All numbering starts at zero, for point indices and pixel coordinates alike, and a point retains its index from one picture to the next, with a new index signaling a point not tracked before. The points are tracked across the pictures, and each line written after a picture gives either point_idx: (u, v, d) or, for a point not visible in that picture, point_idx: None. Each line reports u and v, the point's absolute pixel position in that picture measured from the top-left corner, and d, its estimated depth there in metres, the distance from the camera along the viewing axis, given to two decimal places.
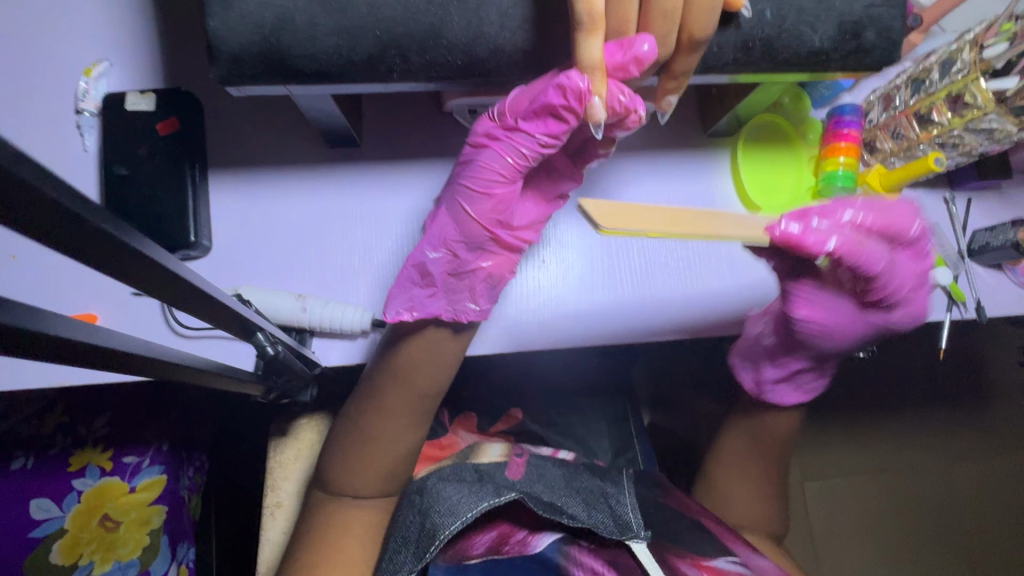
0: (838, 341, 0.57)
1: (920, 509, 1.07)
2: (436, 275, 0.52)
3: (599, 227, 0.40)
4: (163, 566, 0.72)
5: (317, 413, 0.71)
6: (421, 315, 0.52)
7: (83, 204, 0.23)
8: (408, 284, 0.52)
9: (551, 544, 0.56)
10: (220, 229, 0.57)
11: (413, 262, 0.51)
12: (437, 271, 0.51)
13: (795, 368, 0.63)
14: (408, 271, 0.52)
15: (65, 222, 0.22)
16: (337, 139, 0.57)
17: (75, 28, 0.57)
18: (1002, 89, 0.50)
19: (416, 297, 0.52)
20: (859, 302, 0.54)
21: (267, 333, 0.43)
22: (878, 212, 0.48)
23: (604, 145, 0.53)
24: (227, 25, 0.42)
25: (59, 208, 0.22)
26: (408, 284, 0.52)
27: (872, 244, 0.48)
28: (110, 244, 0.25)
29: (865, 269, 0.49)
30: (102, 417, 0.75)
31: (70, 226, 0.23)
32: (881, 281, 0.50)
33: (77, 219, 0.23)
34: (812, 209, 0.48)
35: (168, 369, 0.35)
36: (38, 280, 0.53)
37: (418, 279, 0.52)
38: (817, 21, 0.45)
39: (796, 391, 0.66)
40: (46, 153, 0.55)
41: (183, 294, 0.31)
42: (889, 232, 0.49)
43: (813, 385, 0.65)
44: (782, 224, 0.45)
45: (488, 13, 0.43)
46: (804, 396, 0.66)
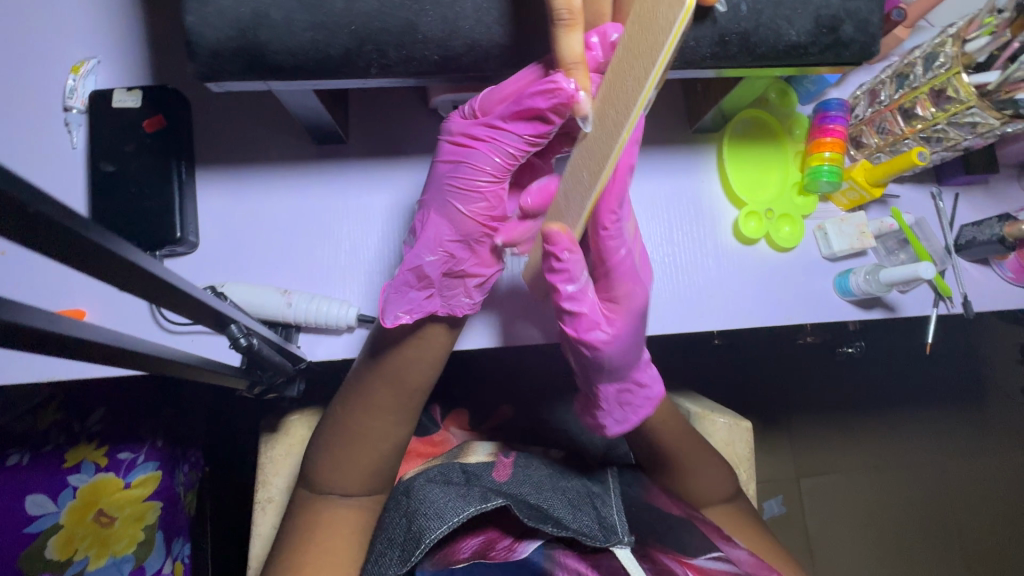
0: (603, 350, 0.51)
1: (913, 505, 1.07)
2: (433, 277, 0.50)
3: (599, 185, 0.41)
4: (157, 562, 0.73)
5: (308, 409, 0.71)
6: (420, 317, 0.51)
7: (34, 190, 0.23)
8: (404, 287, 0.50)
9: (536, 549, 0.54)
10: (207, 225, 0.57)
11: (410, 266, 0.49)
12: (435, 273, 0.50)
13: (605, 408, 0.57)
14: (404, 274, 0.50)
15: (25, 218, 0.23)
16: (324, 136, 0.57)
17: (64, 27, 0.57)
18: (984, 82, 0.50)
19: (414, 300, 0.50)
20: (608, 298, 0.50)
21: (240, 325, 0.43)
22: (609, 195, 0.45)
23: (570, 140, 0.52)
24: (204, 21, 0.42)
25: (14, 201, 0.22)
26: (404, 288, 0.50)
27: (610, 195, 0.45)
28: (71, 234, 0.25)
29: (602, 237, 0.47)
30: (96, 414, 0.75)
31: (25, 213, 0.23)
32: (610, 251, 0.47)
33: (25, 206, 0.22)
34: (595, 225, 0.46)
35: (154, 363, 0.35)
36: (25, 275, 0.53)
37: (415, 282, 0.50)
38: (793, 15, 0.45)
39: (616, 420, 0.57)
40: (36, 150, 0.56)
41: (155, 287, 0.32)
42: (609, 199, 0.45)
43: (625, 416, 0.57)
44: (568, 83, 0.42)
45: (464, 9, 0.44)
46: (624, 425, 0.57)
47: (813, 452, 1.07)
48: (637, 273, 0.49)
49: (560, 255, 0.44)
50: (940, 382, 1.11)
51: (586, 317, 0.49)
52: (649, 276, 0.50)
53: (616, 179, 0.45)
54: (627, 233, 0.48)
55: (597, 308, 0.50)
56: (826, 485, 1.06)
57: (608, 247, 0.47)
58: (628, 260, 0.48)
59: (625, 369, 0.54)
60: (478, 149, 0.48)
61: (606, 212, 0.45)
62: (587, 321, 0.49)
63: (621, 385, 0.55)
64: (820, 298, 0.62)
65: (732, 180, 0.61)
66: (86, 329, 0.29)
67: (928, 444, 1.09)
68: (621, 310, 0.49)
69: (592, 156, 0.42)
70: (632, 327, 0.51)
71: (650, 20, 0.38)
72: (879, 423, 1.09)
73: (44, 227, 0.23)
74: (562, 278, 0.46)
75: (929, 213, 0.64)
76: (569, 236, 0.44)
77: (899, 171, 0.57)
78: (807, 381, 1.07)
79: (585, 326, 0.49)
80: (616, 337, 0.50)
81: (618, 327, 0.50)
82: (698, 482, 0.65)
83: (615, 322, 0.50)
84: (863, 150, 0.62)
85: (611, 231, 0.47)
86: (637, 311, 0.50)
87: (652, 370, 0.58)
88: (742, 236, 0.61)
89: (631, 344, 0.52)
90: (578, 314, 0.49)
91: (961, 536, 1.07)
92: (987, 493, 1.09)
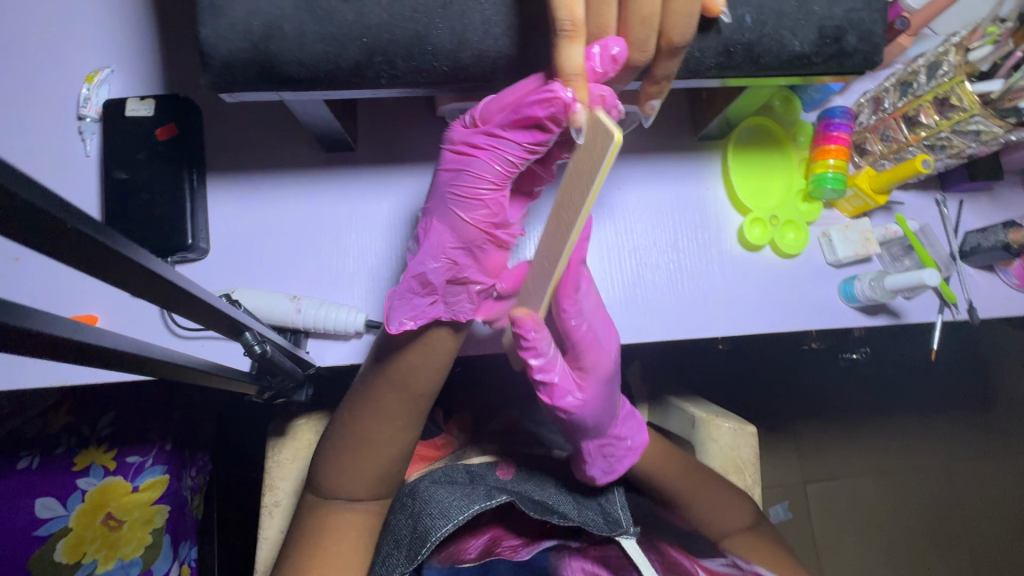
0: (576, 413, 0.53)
1: (919, 511, 1.07)
2: (436, 284, 0.50)
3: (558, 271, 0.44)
4: (165, 564, 0.74)
5: (315, 413, 0.72)
6: (424, 324, 0.51)
7: (52, 200, 0.23)
8: (408, 294, 0.51)
9: (541, 552, 0.55)
10: (218, 231, 0.58)
11: (413, 273, 0.50)
12: (438, 280, 0.50)
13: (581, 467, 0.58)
14: (408, 282, 0.50)
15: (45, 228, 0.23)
16: (333, 143, 0.58)
17: (78, 36, 0.58)
18: (988, 91, 0.50)
19: (418, 307, 0.51)
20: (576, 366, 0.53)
21: (255, 332, 0.44)
22: (568, 275, 0.50)
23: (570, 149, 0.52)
24: (217, 32, 0.43)
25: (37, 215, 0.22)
26: (408, 295, 0.51)
27: (569, 273, 0.50)
28: (87, 243, 0.25)
29: (567, 310, 0.51)
30: (106, 417, 0.76)
31: (45, 223, 0.23)
32: (575, 323, 0.51)
33: (44, 216, 0.23)
34: (559, 300, 0.50)
35: (168, 368, 0.36)
36: (39, 280, 0.54)
37: (419, 288, 0.51)
38: (797, 26, 0.46)
39: (604, 471, 0.59)
40: (50, 157, 0.57)
41: (168, 294, 0.32)
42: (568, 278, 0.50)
43: (604, 471, 0.59)
44: (563, 92, 0.42)
45: (471, 20, 0.44)
46: (605, 478, 0.59)
47: (818, 457, 1.07)
48: (601, 340, 0.53)
49: (527, 334, 0.47)
50: (946, 387, 1.10)
51: (558, 385, 0.51)
52: (611, 343, 0.53)
53: (572, 264, 0.50)
54: (585, 309, 0.52)
55: (566, 376, 0.52)
56: (831, 490, 1.06)
57: (569, 326, 0.51)
58: (591, 330, 0.52)
59: (601, 428, 0.56)
60: (477, 158, 0.48)
61: (566, 288, 0.50)
62: (561, 387, 0.51)
63: (598, 442, 0.57)
64: (825, 303, 0.62)
65: (735, 187, 0.61)
66: (100, 336, 0.30)
67: (934, 449, 1.09)
68: (589, 375, 0.53)
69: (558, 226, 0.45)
70: (602, 390, 0.53)
71: (593, 141, 0.39)
72: (884, 429, 1.09)
73: (63, 237, 0.24)
74: (529, 352, 0.48)
75: (933, 220, 0.64)
76: (533, 318, 0.46)
77: (905, 177, 0.57)
78: (812, 386, 1.07)
79: (558, 392, 0.51)
80: (587, 400, 0.53)
81: (588, 389, 0.53)
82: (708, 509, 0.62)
83: (585, 386, 0.53)
84: (867, 158, 0.62)
85: (572, 307, 0.51)
86: (603, 374, 0.53)
87: (632, 420, 0.61)
88: (746, 242, 0.61)
89: (602, 407, 0.54)
90: (551, 383, 0.51)
91: (968, 542, 1.06)
92: (994, 498, 1.08)
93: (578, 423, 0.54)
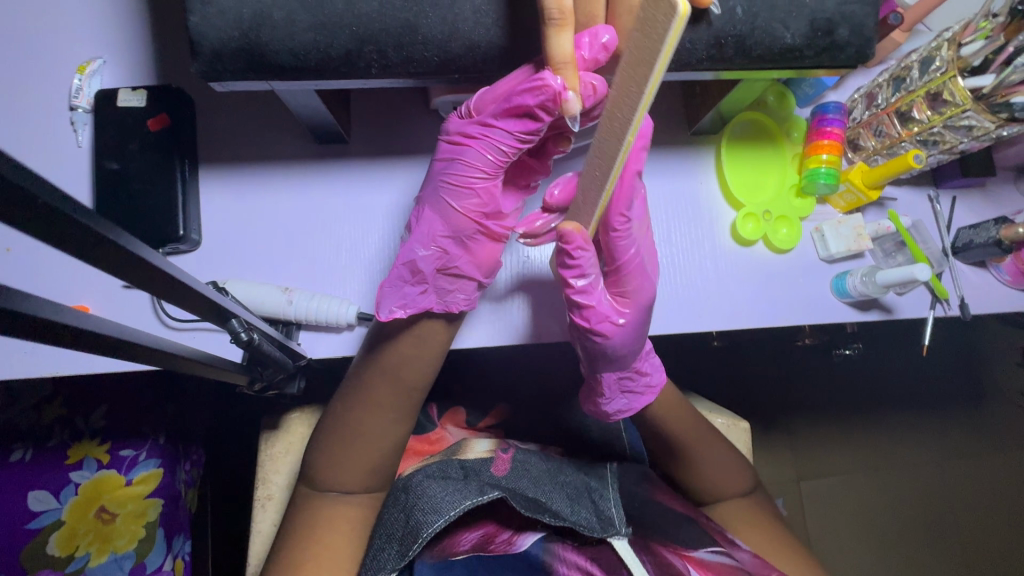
0: (614, 341, 0.53)
1: (912, 507, 1.07)
2: (427, 272, 0.50)
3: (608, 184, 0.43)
4: (157, 559, 0.73)
5: (308, 406, 0.72)
6: (414, 312, 0.51)
7: (38, 184, 0.23)
8: (399, 282, 0.51)
9: (536, 542, 0.55)
10: (210, 222, 0.58)
11: (403, 261, 0.50)
12: (428, 269, 0.50)
13: (608, 393, 0.58)
14: (398, 269, 0.50)
15: (26, 211, 0.23)
16: (325, 135, 0.58)
17: (71, 27, 0.58)
18: (979, 86, 0.51)
19: (408, 295, 0.51)
20: (615, 290, 0.53)
21: (242, 320, 0.43)
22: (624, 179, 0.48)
23: (563, 142, 0.53)
24: (207, 21, 0.43)
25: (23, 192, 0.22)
26: (399, 283, 0.51)
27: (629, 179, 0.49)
28: (61, 222, 0.25)
29: (616, 216, 0.49)
30: (100, 409, 0.76)
31: (21, 202, 0.23)
32: (624, 245, 0.51)
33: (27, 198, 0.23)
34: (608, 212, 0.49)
35: (155, 355, 0.36)
36: (28, 271, 0.54)
37: (409, 276, 0.51)
38: (788, 18, 0.46)
39: (623, 400, 0.59)
40: (42, 147, 0.57)
41: (154, 280, 0.32)
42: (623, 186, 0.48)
43: (624, 402, 0.59)
44: (555, 79, 0.43)
45: (463, 10, 0.44)
46: (627, 409, 0.59)
47: (812, 453, 1.07)
48: (645, 268, 0.52)
49: (575, 251, 0.47)
50: (940, 385, 1.11)
51: (597, 309, 0.51)
52: (653, 270, 0.53)
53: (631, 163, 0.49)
54: (636, 233, 0.51)
55: (605, 302, 0.52)
56: (825, 487, 1.07)
57: (618, 247, 0.51)
58: (638, 258, 0.52)
59: (628, 360, 0.55)
60: (471, 146, 0.48)
61: (620, 198, 0.49)
62: (598, 316, 0.51)
63: (619, 374, 0.57)
64: (817, 300, 0.62)
65: (729, 181, 0.61)
66: (87, 320, 0.29)
67: (928, 446, 1.09)
68: (631, 302, 0.52)
69: (602, 157, 0.43)
70: (640, 319, 0.53)
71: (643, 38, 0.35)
72: (878, 426, 1.09)
73: (35, 216, 0.24)
74: (574, 272, 0.49)
75: (926, 216, 0.64)
76: (582, 234, 0.47)
77: (896, 173, 0.57)
78: (806, 383, 1.08)
79: (591, 317, 0.51)
80: (625, 327, 0.53)
81: (628, 327, 0.52)
82: (715, 481, 0.64)
83: (625, 313, 0.53)
84: (860, 153, 0.62)
85: (621, 231, 0.50)
86: (648, 301, 0.53)
87: (653, 359, 0.61)
88: (739, 237, 0.61)
89: (638, 336, 0.54)
90: (590, 306, 0.51)
91: (963, 539, 1.06)
92: (988, 496, 1.08)
93: (617, 350, 0.53)
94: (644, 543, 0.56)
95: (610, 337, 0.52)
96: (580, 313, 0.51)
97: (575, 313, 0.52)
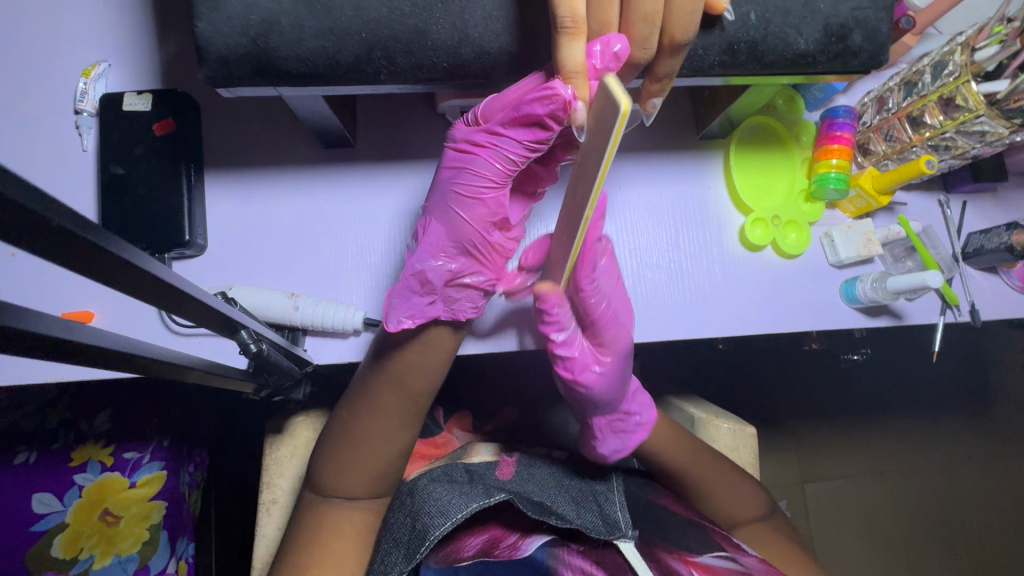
0: (596, 389, 0.55)
1: (917, 511, 1.07)
2: (435, 283, 0.50)
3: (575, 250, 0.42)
4: (162, 561, 0.73)
5: (313, 411, 0.72)
6: (422, 323, 0.51)
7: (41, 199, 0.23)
8: (407, 292, 0.50)
9: (540, 547, 0.54)
10: (215, 227, 0.58)
11: (411, 271, 0.50)
12: (437, 280, 0.50)
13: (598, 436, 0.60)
14: (407, 280, 0.50)
15: (28, 227, 0.23)
16: (332, 140, 0.58)
17: (76, 30, 0.58)
18: (993, 92, 0.50)
19: (416, 305, 0.50)
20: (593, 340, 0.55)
21: (250, 331, 0.43)
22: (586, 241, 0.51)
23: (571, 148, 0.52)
24: (214, 26, 0.43)
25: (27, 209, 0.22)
26: (407, 293, 0.50)
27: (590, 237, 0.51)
28: (65, 237, 0.24)
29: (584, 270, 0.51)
30: (103, 414, 0.76)
31: (23, 219, 0.22)
32: (596, 299, 0.52)
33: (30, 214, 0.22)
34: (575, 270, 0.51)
35: (159, 367, 0.35)
36: (33, 275, 0.54)
37: (418, 287, 0.50)
38: (801, 24, 0.45)
39: (618, 444, 0.60)
40: (46, 151, 0.56)
41: (161, 293, 0.32)
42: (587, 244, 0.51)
43: (617, 445, 0.60)
44: (565, 88, 0.42)
45: (472, 16, 0.44)
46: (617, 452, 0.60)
47: (818, 456, 1.07)
48: (620, 317, 0.54)
49: (552, 310, 0.49)
50: (946, 389, 1.10)
51: (577, 359, 0.53)
52: (628, 318, 0.55)
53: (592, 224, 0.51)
54: (606, 286, 0.53)
55: (585, 352, 0.54)
56: (830, 490, 1.06)
57: (588, 302, 0.52)
58: (610, 309, 0.53)
59: (614, 404, 0.57)
60: (478, 157, 0.48)
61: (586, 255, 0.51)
62: (578, 368, 0.53)
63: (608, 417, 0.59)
64: (826, 304, 0.61)
65: (738, 187, 0.61)
66: (91, 333, 0.29)
67: (934, 450, 1.09)
68: (609, 351, 0.54)
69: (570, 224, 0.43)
70: (620, 365, 0.55)
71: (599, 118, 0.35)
72: (884, 430, 1.09)
73: (39, 231, 0.23)
74: (553, 327, 0.51)
75: (936, 221, 0.64)
76: (558, 293, 0.48)
77: (907, 178, 0.57)
78: (812, 386, 1.07)
79: (572, 369, 0.53)
80: (605, 373, 0.54)
81: (608, 374, 0.54)
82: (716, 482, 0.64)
83: (604, 360, 0.54)
84: (870, 158, 0.62)
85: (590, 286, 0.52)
86: (627, 348, 0.54)
87: (643, 398, 0.62)
88: (748, 242, 0.61)
89: (620, 382, 0.56)
90: (570, 358, 0.53)
91: (967, 543, 1.06)
92: (994, 501, 1.08)
93: (599, 397, 0.55)
94: (646, 548, 0.56)
95: (591, 385, 0.54)
96: (562, 365, 0.54)
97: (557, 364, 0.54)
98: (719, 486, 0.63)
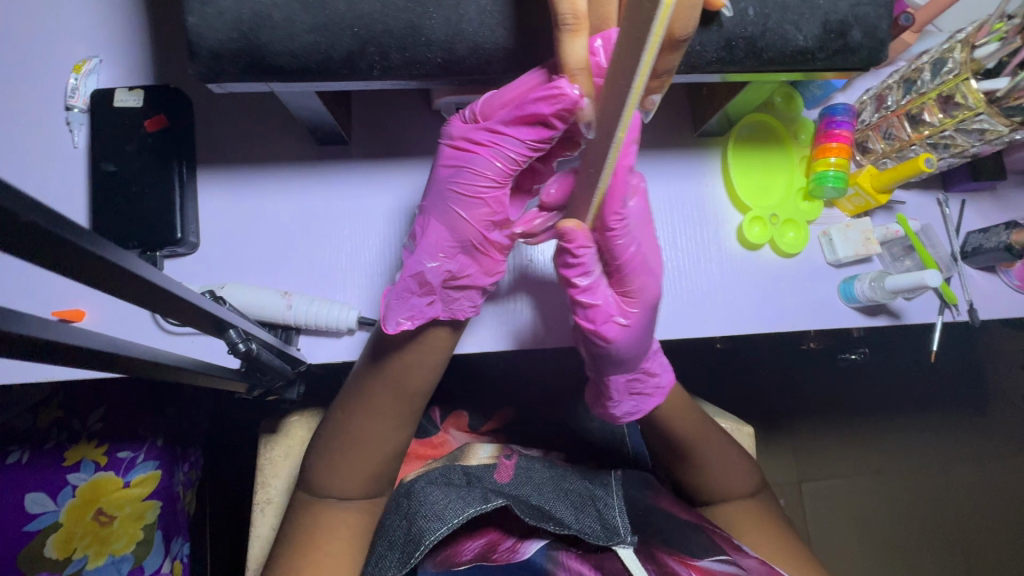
0: (619, 342, 0.52)
1: (915, 510, 1.07)
2: (435, 284, 0.50)
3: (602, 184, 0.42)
4: (156, 561, 0.72)
5: (308, 410, 0.71)
6: (422, 323, 0.50)
7: (23, 199, 0.22)
8: (406, 293, 0.50)
9: (540, 549, 0.54)
10: (208, 225, 0.57)
11: (411, 272, 0.49)
12: (436, 281, 0.49)
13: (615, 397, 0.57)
14: (406, 281, 0.49)
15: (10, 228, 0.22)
16: (326, 137, 0.57)
17: (67, 25, 0.57)
18: (993, 89, 0.50)
19: (416, 306, 0.50)
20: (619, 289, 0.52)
21: (240, 330, 0.43)
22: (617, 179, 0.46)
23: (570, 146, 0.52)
24: (205, 21, 0.42)
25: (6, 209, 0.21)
26: (406, 294, 0.50)
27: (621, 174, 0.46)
28: (49, 238, 0.23)
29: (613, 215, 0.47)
30: (97, 412, 0.74)
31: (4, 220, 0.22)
32: (624, 245, 0.48)
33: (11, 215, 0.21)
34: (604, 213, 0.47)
35: (147, 367, 0.35)
36: (23, 274, 0.53)
37: (417, 288, 0.50)
38: (800, 20, 0.45)
39: (635, 404, 0.58)
40: (37, 148, 0.56)
41: (148, 293, 0.31)
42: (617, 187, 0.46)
43: (633, 405, 0.58)
44: (571, 88, 0.42)
45: (467, 11, 0.43)
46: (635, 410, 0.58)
47: (815, 455, 1.07)
48: (649, 266, 0.51)
49: (576, 250, 0.48)
50: (943, 389, 1.10)
51: (601, 307, 0.51)
52: (657, 267, 0.51)
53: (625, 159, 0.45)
54: (636, 231, 0.49)
55: (610, 301, 0.52)
56: (827, 489, 1.06)
57: (616, 247, 0.49)
58: (639, 255, 0.50)
59: (635, 361, 0.55)
60: (478, 155, 0.47)
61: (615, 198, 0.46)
62: (602, 318, 0.51)
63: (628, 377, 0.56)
64: (825, 304, 0.61)
65: (737, 186, 0.60)
66: (77, 334, 0.28)
67: (931, 450, 1.09)
68: (635, 302, 0.51)
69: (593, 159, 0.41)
70: (646, 317, 0.52)
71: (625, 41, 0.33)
72: (881, 429, 1.08)
73: (21, 232, 0.22)
74: (574, 269, 0.50)
75: (935, 219, 0.64)
76: (583, 231, 0.48)
77: (906, 176, 0.56)
78: (810, 386, 1.07)
79: (594, 317, 0.51)
80: (630, 327, 0.52)
81: (633, 326, 0.52)
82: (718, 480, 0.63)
83: (630, 313, 0.52)
84: (868, 156, 0.61)
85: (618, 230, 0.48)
86: (654, 300, 0.52)
87: (661, 360, 0.60)
88: (746, 241, 0.60)
89: (644, 337, 0.53)
90: (594, 305, 0.51)
91: (965, 542, 1.06)
92: (991, 500, 1.08)
93: (621, 353, 0.53)
94: (645, 553, 0.54)
95: (614, 339, 0.51)
96: (584, 312, 0.51)
97: (579, 311, 0.52)
98: (718, 477, 0.63)
